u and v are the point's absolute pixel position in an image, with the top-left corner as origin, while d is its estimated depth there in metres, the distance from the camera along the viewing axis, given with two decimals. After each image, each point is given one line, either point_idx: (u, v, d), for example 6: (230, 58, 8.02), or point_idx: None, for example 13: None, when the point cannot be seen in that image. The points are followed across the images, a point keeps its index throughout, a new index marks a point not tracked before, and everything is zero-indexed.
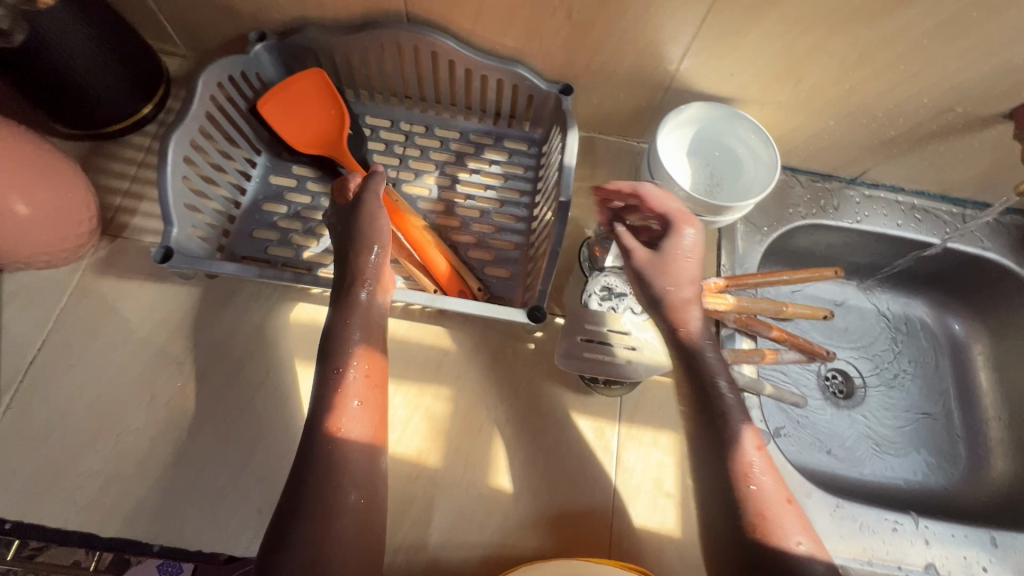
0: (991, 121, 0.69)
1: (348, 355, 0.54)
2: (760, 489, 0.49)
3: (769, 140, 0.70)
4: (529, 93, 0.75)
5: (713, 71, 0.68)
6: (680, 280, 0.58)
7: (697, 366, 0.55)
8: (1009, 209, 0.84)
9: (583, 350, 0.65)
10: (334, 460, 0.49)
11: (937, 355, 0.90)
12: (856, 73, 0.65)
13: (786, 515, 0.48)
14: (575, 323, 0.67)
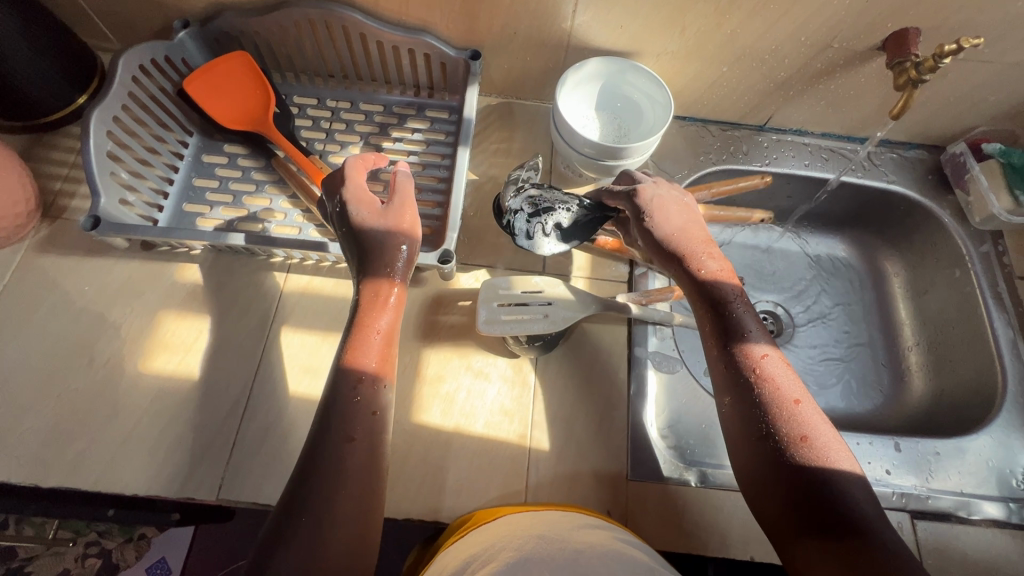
0: (869, 55, 0.73)
1: (364, 363, 0.55)
2: (784, 392, 0.52)
3: (658, 80, 0.74)
4: (442, 60, 0.80)
5: (603, 25, 0.73)
6: (667, 225, 0.63)
7: (709, 292, 0.59)
8: (911, 145, 0.89)
9: (502, 315, 0.65)
10: (339, 454, 0.50)
11: (861, 289, 0.93)
12: (733, 17, 0.70)
13: (801, 409, 0.51)
14: (489, 292, 0.66)
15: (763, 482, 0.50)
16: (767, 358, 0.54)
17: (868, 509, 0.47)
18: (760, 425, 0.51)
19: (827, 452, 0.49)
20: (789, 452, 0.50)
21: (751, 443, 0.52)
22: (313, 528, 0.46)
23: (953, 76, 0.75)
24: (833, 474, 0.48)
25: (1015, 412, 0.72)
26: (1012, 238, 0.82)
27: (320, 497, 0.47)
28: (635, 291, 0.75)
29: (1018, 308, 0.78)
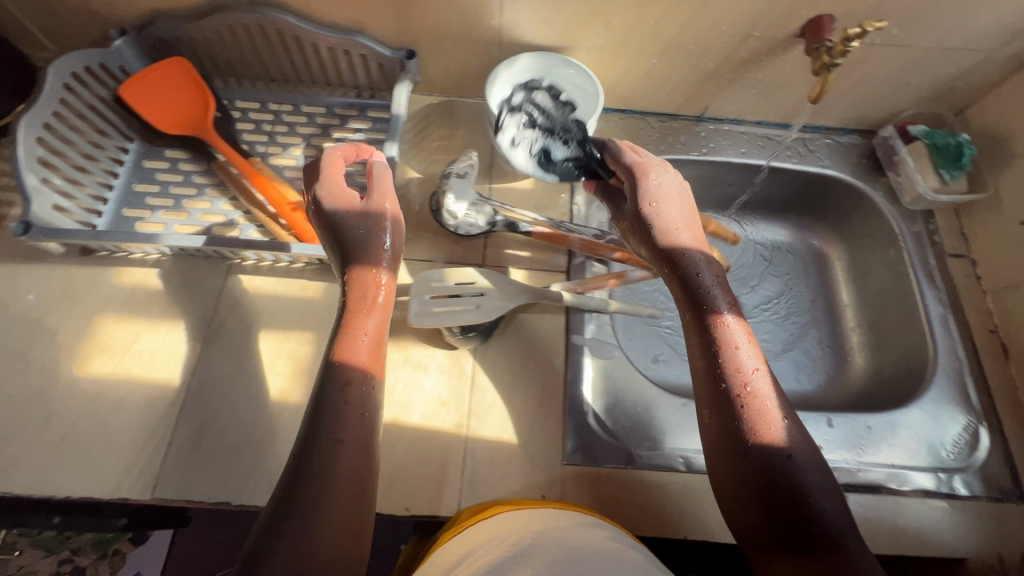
0: (789, 43, 0.75)
1: (353, 364, 0.54)
2: (770, 411, 0.51)
3: (584, 69, 0.77)
4: (378, 61, 0.81)
5: (530, 20, 0.74)
6: (661, 221, 0.60)
7: (699, 299, 0.57)
8: (845, 130, 0.91)
9: (434, 307, 0.66)
10: (323, 458, 0.48)
11: (805, 273, 0.95)
12: (653, 9, 0.71)
13: (785, 426, 0.51)
14: (421, 285, 0.67)
15: (742, 497, 0.50)
16: (756, 372, 0.53)
17: (844, 529, 0.47)
18: (745, 441, 0.51)
19: (806, 473, 0.49)
20: (770, 470, 0.49)
21: (733, 459, 0.51)
22: (302, 536, 0.45)
23: (873, 61, 0.77)
24: (809, 495, 0.48)
25: (945, 384, 0.74)
26: (942, 217, 0.85)
27: (307, 505, 0.46)
28: (572, 280, 0.77)
29: (948, 284, 0.80)
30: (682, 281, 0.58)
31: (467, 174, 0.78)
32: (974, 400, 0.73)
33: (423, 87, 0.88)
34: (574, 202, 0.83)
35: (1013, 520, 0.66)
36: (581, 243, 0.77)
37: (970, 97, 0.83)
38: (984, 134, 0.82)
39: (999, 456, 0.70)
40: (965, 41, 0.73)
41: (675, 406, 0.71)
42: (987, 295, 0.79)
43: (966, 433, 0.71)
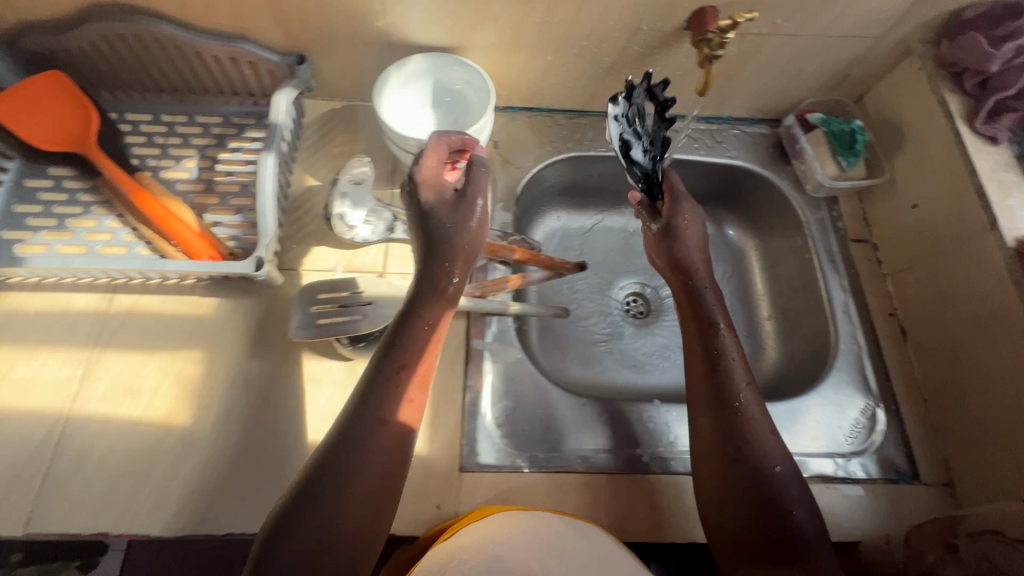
0: (679, 36, 0.75)
1: (412, 359, 0.56)
2: (759, 426, 0.60)
3: (472, 66, 0.75)
4: (269, 67, 0.79)
5: (415, 21, 0.73)
6: (680, 251, 0.73)
7: (704, 318, 0.68)
8: (752, 120, 0.91)
9: (318, 319, 0.64)
10: (367, 438, 0.51)
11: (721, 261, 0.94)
12: (536, 6, 0.71)
13: (771, 438, 0.60)
14: (305, 296, 0.65)
15: (727, 496, 0.58)
16: (748, 390, 0.63)
17: (812, 535, 0.55)
18: (736, 440, 0.60)
19: (786, 486, 0.57)
20: (755, 475, 0.58)
21: (723, 462, 0.59)
22: (326, 525, 0.47)
23: (765, 50, 0.77)
24: (788, 505, 0.56)
25: (845, 369, 0.74)
26: (845, 202, 0.85)
27: (337, 493, 0.48)
28: (472, 283, 0.76)
29: (850, 269, 0.81)
30: (691, 306, 0.71)
31: (362, 181, 0.77)
32: (873, 384, 0.74)
33: (322, 92, 0.86)
34: None
35: (908, 501, 0.67)
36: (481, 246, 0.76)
37: (866, 83, 0.83)
38: (880, 119, 0.83)
39: (895, 438, 0.71)
40: (850, 29, 0.74)
41: (577, 404, 0.71)
42: (888, 278, 0.80)
43: (864, 417, 0.72)
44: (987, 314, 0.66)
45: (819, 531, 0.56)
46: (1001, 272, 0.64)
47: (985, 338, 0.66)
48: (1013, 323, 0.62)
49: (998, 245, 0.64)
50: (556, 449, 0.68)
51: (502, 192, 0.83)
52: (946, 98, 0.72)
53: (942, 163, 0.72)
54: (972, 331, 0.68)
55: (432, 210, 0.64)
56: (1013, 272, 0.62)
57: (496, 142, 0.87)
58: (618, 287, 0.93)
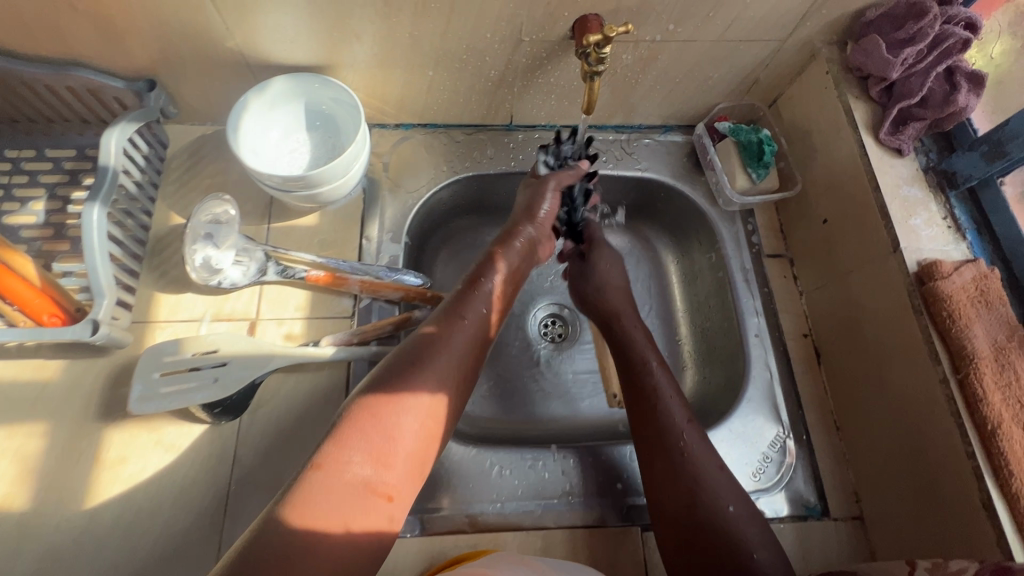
0: (565, 45, 0.68)
1: (481, 293, 0.60)
2: (701, 466, 0.57)
3: (334, 82, 0.68)
4: (114, 95, 0.70)
5: (268, 39, 0.65)
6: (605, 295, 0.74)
7: (635, 360, 0.67)
8: (665, 128, 0.85)
9: (163, 387, 0.58)
10: (435, 349, 0.53)
11: (642, 278, 0.89)
12: (399, 20, 0.63)
13: (717, 477, 0.57)
14: (148, 362, 0.59)
15: (687, 542, 0.55)
16: (688, 427, 0.61)
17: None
18: (691, 480, 0.57)
19: (744, 527, 0.54)
20: (709, 516, 0.54)
21: (678, 506, 0.56)
22: (373, 469, 0.45)
23: (663, 58, 0.71)
24: (749, 549, 0.52)
25: (755, 399, 0.70)
26: (761, 214, 0.81)
27: (388, 437, 0.47)
28: (352, 327, 0.69)
29: (763, 288, 0.76)
30: (624, 350, 0.69)
31: (224, 222, 0.70)
32: (784, 414, 0.69)
33: (187, 117, 0.77)
34: (365, 236, 0.75)
35: (817, 539, 0.63)
36: (361, 284, 0.70)
37: (778, 87, 0.78)
38: (793, 126, 0.77)
39: (805, 471, 0.67)
40: (750, 32, 0.67)
41: (467, 455, 0.66)
42: (802, 297, 0.76)
43: (773, 450, 0.68)
44: (887, 343, 0.62)
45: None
46: (902, 300, 0.59)
47: (886, 369, 0.62)
48: (912, 355, 0.58)
49: (900, 270, 0.60)
50: (443, 506, 0.63)
51: (391, 221, 0.77)
52: (851, 106, 0.67)
53: (848, 177, 0.68)
54: (875, 360, 0.64)
55: (535, 186, 0.73)
56: (913, 300, 0.58)
57: (386, 164, 0.80)
58: (536, 311, 0.89)
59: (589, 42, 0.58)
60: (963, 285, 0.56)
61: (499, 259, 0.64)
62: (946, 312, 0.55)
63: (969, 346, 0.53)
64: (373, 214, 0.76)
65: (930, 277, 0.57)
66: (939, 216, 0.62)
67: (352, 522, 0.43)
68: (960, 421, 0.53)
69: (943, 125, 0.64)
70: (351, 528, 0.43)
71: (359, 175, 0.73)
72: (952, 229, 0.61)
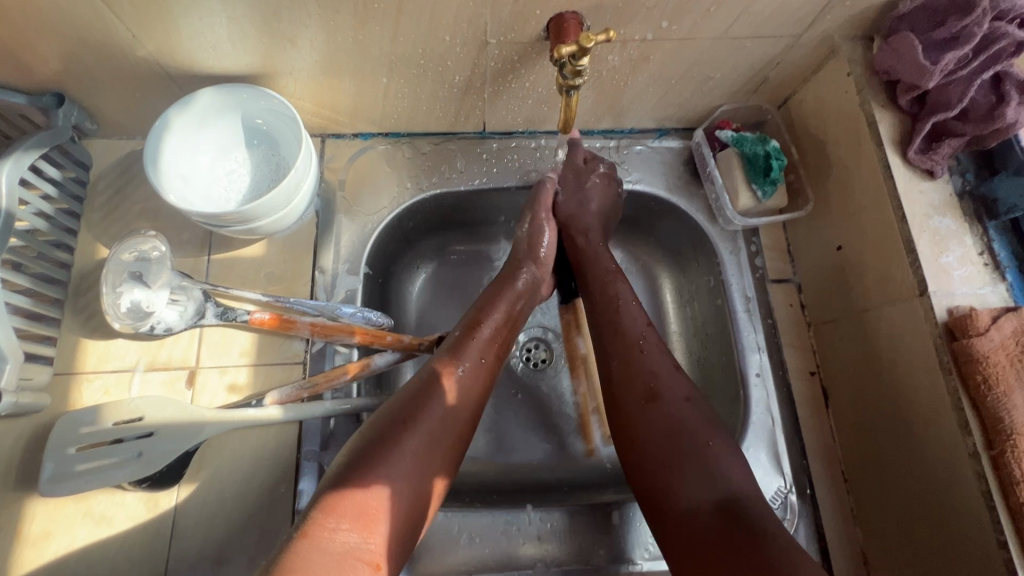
0: (542, 46, 0.57)
1: (461, 360, 0.56)
2: (656, 365, 0.56)
3: (267, 93, 0.58)
4: (17, 112, 0.59)
5: (186, 47, 0.55)
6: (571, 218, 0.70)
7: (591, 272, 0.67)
8: (660, 132, 0.75)
9: (80, 462, 0.53)
10: (408, 430, 0.49)
11: (634, 298, 0.79)
12: (341, 24, 0.53)
13: (672, 378, 0.55)
14: (62, 434, 0.53)
15: (644, 437, 0.52)
16: (649, 334, 0.60)
17: (728, 468, 0.49)
18: (649, 379, 0.55)
19: (698, 421, 0.52)
20: (667, 413, 0.53)
21: (637, 406, 0.54)
22: (358, 535, 0.44)
23: (656, 59, 0.60)
24: (707, 438, 0.51)
25: (755, 449, 0.62)
26: (766, 233, 0.71)
27: (373, 497, 0.45)
28: (301, 378, 0.61)
29: (768, 318, 0.68)
30: (584, 265, 0.68)
31: (151, 261, 0.62)
32: (787, 466, 0.61)
33: (110, 131, 0.67)
34: (318, 269, 0.66)
35: None
36: (311, 328, 0.61)
37: (789, 86, 0.67)
38: (806, 133, 0.67)
39: (808, 529, 0.59)
40: (760, 28, 0.57)
41: (433, 521, 0.59)
42: (811, 329, 0.67)
43: (773, 507, 0.60)
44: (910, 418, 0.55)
45: (744, 468, 0.49)
46: (928, 354, 0.52)
47: (909, 442, 0.54)
48: (940, 428, 0.51)
49: (927, 318, 0.52)
50: None
51: (347, 250, 0.68)
52: (876, 116, 0.57)
53: (869, 200, 0.58)
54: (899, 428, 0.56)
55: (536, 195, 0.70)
56: (941, 357, 0.50)
57: (342, 180, 0.70)
58: (517, 335, 0.78)
59: (562, 54, 0.49)
60: (1002, 343, 0.48)
61: (498, 298, 0.63)
62: (981, 376, 0.47)
63: (1008, 419, 0.46)
64: (327, 243, 0.67)
65: (963, 332, 0.49)
66: (975, 251, 0.54)
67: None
68: (992, 504, 0.46)
69: (985, 143, 0.55)
70: None
71: (307, 199, 0.64)
72: (989, 266, 0.53)
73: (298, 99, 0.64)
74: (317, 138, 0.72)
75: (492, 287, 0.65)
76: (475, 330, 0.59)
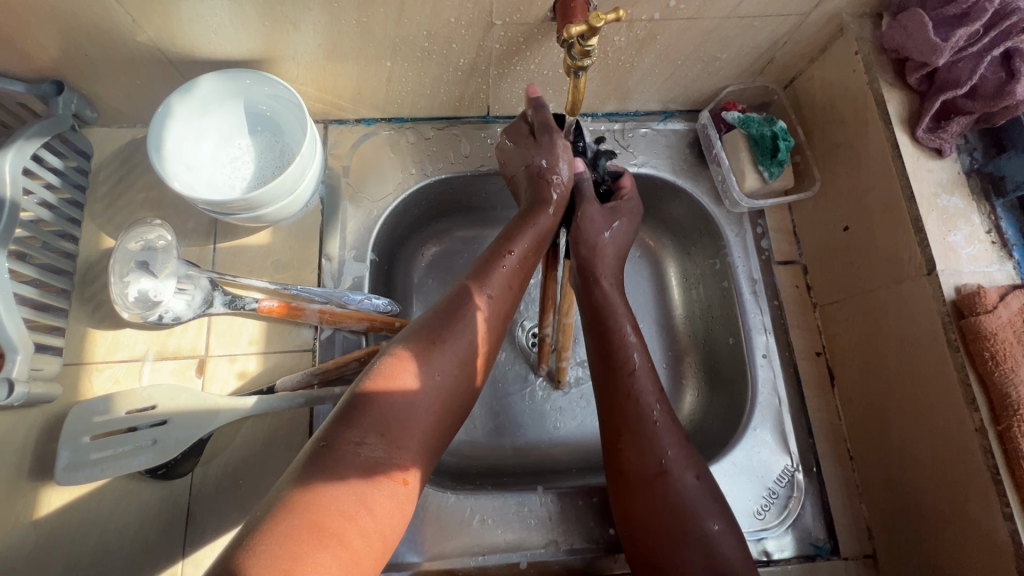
0: (547, 27, 0.57)
1: (487, 284, 0.56)
2: (665, 442, 0.53)
3: (270, 79, 0.58)
4: (15, 101, 0.58)
5: (188, 32, 0.54)
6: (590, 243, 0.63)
7: (606, 315, 0.60)
8: (665, 114, 0.74)
9: (95, 451, 0.54)
10: (431, 355, 0.50)
11: (639, 281, 0.79)
12: (346, 6, 0.52)
13: (668, 454, 0.52)
14: (77, 423, 0.54)
15: (646, 515, 0.51)
16: (660, 404, 0.55)
17: (727, 553, 0.48)
18: (648, 456, 0.52)
19: (698, 499, 0.51)
20: (673, 491, 0.51)
21: (645, 478, 0.52)
22: (384, 452, 0.44)
23: (663, 39, 0.59)
24: (703, 525, 0.49)
25: (762, 429, 0.62)
26: (772, 215, 0.71)
27: (399, 415, 0.46)
28: (312, 366, 0.61)
29: (774, 299, 0.68)
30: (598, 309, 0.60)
31: (156, 250, 0.61)
32: (793, 445, 0.62)
33: (110, 119, 0.67)
34: (325, 257, 0.66)
35: None
36: (320, 315, 0.61)
37: (795, 67, 0.67)
38: (814, 113, 0.67)
39: (814, 506, 0.60)
40: (768, 6, 0.56)
41: (446, 503, 0.60)
42: (816, 309, 0.68)
43: (780, 485, 0.60)
44: (903, 368, 0.56)
45: (741, 554, 0.49)
46: (936, 331, 0.52)
47: (913, 378, 0.55)
48: (937, 373, 0.52)
49: (934, 297, 0.52)
50: (424, 558, 0.58)
51: (355, 237, 0.67)
52: (884, 95, 0.57)
53: (878, 180, 0.58)
54: (899, 369, 0.56)
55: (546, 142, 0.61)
56: (949, 334, 0.51)
57: (346, 167, 0.70)
58: (523, 320, 0.78)
59: (572, 34, 0.49)
60: (1009, 319, 0.49)
61: (529, 223, 0.60)
62: (989, 353, 0.48)
63: (1014, 394, 0.46)
64: (332, 230, 0.67)
65: (971, 309, 0.49)
66: (982, 229, 0.54)
67: (364, 506, 0.41)
68: (998, 477, 0.47)
69: (993, 120, 0.55)
70: (364, 511, 0.41)
71: (312, 186, 0.63)
72: (997, 244, 0.54)
73: (301, 84, 0.64)
74: (320, 124, 0.71)
75: (521, 214, 0.61)
76: (502, 256, 0.58)
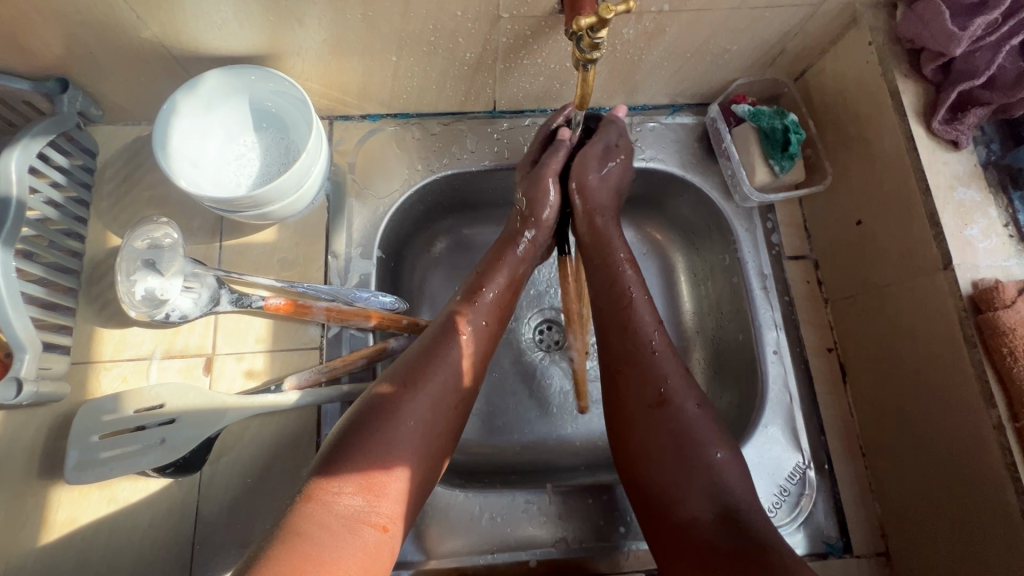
0: (554, 20, 0.56)
1: (472, 309, 0.57)
2: (666, 371, 0.53)
3: (276, 75, 0.57)
4: (20, 99, 0.58)
5: (191, 28, 0.54)
6: (586, 196, 0.64)
7: (604, 258, 0.61)
8: (674, 107, 0.73)
9: (104, 450, 0.54)
10: (410, 395, 0.49)
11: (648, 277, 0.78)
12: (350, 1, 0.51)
13: (669, 382, 0.52)
14: (86, 421, 0.54)
15: (644, 443, 0.50)
16: (658, 333, 0.56)
17: (732, 481, 0.47)
18: (642, 390, 0.52)
19: (702, 426, 0.50)
20: (675, 418, 0.50)
21: (642, 408, 0.51)
22: (363, 500, 0.43)
23: (672, 31, 0.58)
24: (710, 453, 0.48)
25: (773, 426, 0.62)
26: (783, 209, 0.70)
27: (379, 461, 0.45)
28: (319, 364, 0.61)
29: (785, 295, 0.67)
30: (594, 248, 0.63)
31: (162, 248, 0.61)
32: (805, 441, 0.61)
33: (115, 117, 0.66)
34: (331, 255, 0.66)
35: None
36: (327, 313, 0.61)
37: (806, 58, 0.66)
38: (825, 105, 0.66)
39: (826, 503, 0.60)
40: None
41: (454, 501, 0.60)
42: (828, 305, 0.67)
43: (792, 482, 0.60)
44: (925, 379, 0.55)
45: (745, 480, 0.48)
46: (952, 327, 0.51)
47: (931, 404, 0.54)
48: (955, 382, 0.51)
49: (951, 294, 0.51)
50: (430, 557, 0.58)
51: (362, 235, 0.67)
52: (898, 87, 0.56)
53: (892, 173, 0.57)
54: (914, 372, 0.56)
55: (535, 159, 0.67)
56: (966, 330, 0.50)
57: (352, 164, 0.69)
58: (529, 318, 0.77)
59: (581, 26, 0.48)
60: None
61: (499, 264, 0.61)
62: (1007, 348, 0.47)
63: None
64: (339, 228, 0.67)
65: (989, 304, 0.49)
66: (1000, 223, 0.53)
67: (344, 552, 0.41)
68: (1016, 475, 0.46)
69: (1010, 111, 0.54)
70: (343, 556, 0.41)
71: (319, 183, 0.63)
72: (1015, 238, 0.53)
73: (306, 80, 0.63)
74: (325, 120, 0.71)
75: (494, 251, 0.63)
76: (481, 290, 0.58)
